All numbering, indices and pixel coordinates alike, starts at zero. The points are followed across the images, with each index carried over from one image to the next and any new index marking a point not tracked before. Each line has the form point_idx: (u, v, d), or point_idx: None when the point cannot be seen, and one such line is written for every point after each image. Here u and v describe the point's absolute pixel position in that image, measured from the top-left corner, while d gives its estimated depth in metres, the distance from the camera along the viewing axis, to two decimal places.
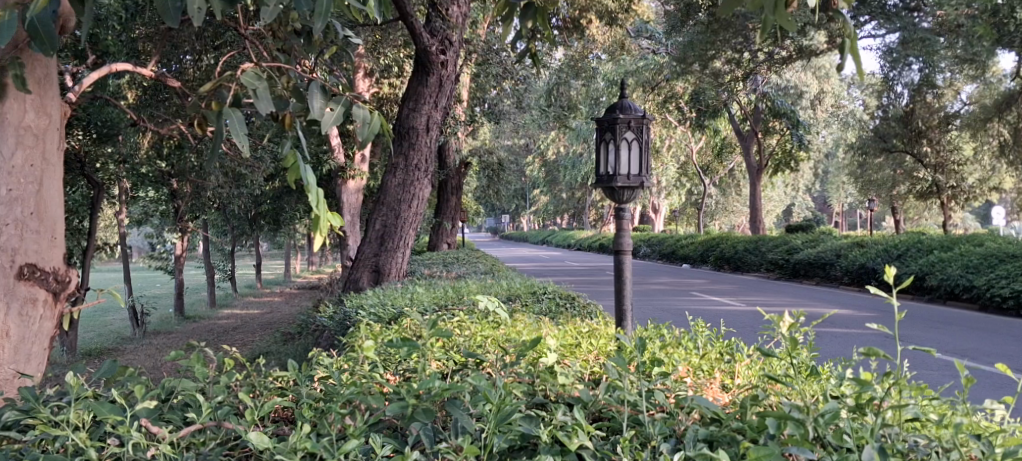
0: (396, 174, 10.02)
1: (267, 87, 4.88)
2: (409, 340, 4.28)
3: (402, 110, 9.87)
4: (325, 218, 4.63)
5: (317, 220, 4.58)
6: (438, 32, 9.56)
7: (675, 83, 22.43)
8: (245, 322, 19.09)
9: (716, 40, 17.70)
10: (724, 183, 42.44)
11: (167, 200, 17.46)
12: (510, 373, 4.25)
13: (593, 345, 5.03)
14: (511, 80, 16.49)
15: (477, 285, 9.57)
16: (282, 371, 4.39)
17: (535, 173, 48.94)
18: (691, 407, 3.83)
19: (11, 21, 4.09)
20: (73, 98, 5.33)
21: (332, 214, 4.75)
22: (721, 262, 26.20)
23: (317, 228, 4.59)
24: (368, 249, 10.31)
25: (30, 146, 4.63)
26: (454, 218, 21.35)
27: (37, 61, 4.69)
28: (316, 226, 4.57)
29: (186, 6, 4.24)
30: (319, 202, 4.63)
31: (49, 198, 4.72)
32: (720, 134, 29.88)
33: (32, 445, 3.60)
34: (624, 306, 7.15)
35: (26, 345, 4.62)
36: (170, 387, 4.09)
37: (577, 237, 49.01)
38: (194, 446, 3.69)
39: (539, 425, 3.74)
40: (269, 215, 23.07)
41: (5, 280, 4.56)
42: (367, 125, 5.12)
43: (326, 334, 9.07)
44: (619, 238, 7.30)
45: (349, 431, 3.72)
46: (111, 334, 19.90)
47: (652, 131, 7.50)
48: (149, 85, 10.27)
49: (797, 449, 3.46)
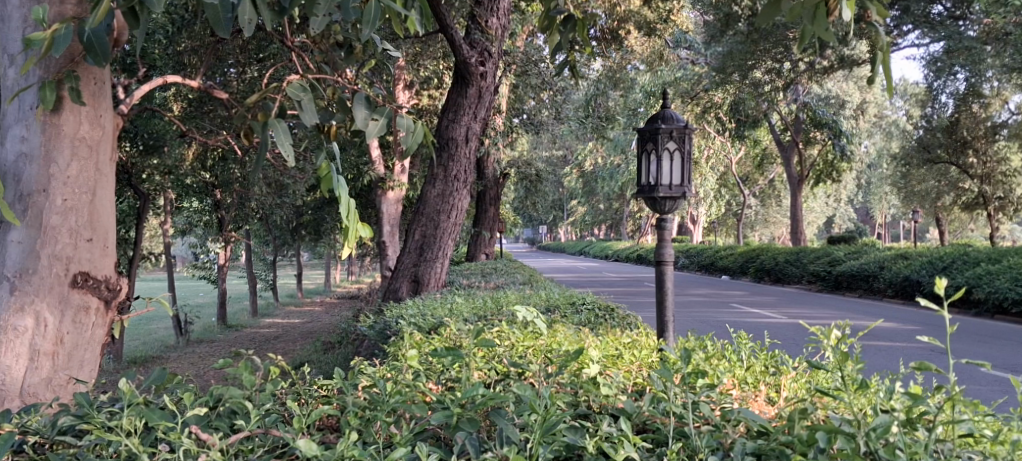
0: (435, 185, 10.08)
1: (313, 99, 4.93)
2: (453, 349, 4.34)
3: (442, 120, 9.88)
4: (355, 229, 4.75)
5: (346, 230, 4.70)
6: (477, 44, 9.55)
7: (714, 94, 22.34)
8: (286, 331, 19.25)
9: (756, 49, 17.61)
10: (764, 194, 42.11)
11: (210, 210, 17.68)
12: (554, 383, 4.27)
13: (635, 356, 5.03)
14: (550, 91, 16.54)
15: (515, 295, 9.59)
16: (327, 380, 4.45)
17: (573, 184, 48.97)
18: (737, 420, 3.84)
19: (67, 34, 4.19)
20: (125, 112, 5.43)
21: (360, 223, 4.86)
22: (761, 274, 25.98)
23: (347, 238, 4.72)
24: (408, 260, 10.41)
25: (84, 157, 4.71)
26: (493, 228, 21.38)
27: (90, 73, 4.77)
28: (345, 237, 4.69)
29: (236, 17, 4.29)
30: (350, 212, 4.74)
31: (101, 208, 4.82)
32: (760, 144, 29.66)
33: (86, 450, 3.64)
34: (664, 317, 7.15)
35: (80, 352, 4.71)
36: (218, 394, 4.12)
37: (615, 248, 48.88)
38: (243, 454, 3.72)
39: (586, 435, 3.77)
40: (310, 226, 23.28)
41: (60, 288, 4.63)
42: (411, 135, 5.18)
43: (367, 343, 9.14)
44: (660, 249, 7.27)
45: (395, 440, 3.77)
46: (154, 342, 20.19)
47: (695, 142, 7.44)
48: (194, 98, 10.43)
49: None
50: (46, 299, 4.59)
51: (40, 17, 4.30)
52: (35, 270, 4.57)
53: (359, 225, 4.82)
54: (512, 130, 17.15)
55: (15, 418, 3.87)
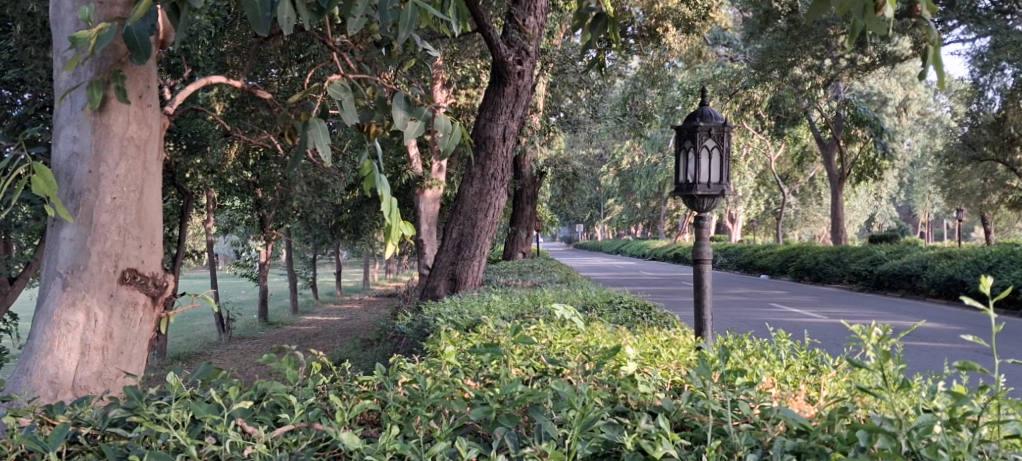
0: (473, 184, 10.14)
1: (354, 99, 5.01)
2: (491, 346, 4.39)
3: (480, 120, 9.93)
4: (397, 228, 4.82)
5: (389, 229, 4.78)
6: (515, 43, 9.60)
7: (754, 92, 22.18)
8: (326, 328, 19.44)
9: (796, 47, 17.43)
10: (804, 193, 41.73)
11: (252, 209, 17.89)
12: (592, 380, 4.31)
13: (674, 354, 5.04)
14: (587, 89, 16.52)
15: (551, 294, 9.63)
16: (367, 375, 4.52)
17: (610, 182, 48.85)
18: (777, 419, 3.84)
19: (111, 33, 4.27)
20: (173, 112, 5.54)
21: (402, 221, 4.93)
22: (801, 273, 25.76)
23: (389, 237, 4.79)
24: (445, 258, 10.51)
25: (132, 156, 4.82)
26: (530, 227, 21.41)
27: (138, 74, 4.88)
28: (388, 235, 4.76)
29: (275, 17, 4.36)
30: (392, 211, 4.80)
31: (149, 206, 4.92)
32: (801, 142, 29.40)
33: (136, 442, 3.73)
34: (702, 316, 7.16)
35: (128, 347, 4.82)
36: (262, 390, 4.20)
37: (651, 246, 48.70)
38: (286, 446, 3.79)
39: (623, 433, 3.80)
40: (349, 225, 23.45)
41: (109, 284, 4.74)
42: (449, 135, 5.23)
43: (405, 341, 9.22)
44: (698, 247, 7.26)
45: (435, 434, 3.82)
46: (197, 339, 20.47)
47: (733, 140, 7.42)
48: (236, 97, 10.58)
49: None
50: (95, 294, 4.70)
51: (90, 17, 4.39)
52: (86, 266, 4.69)
53: (401, 225, 4.89)
54: (549, 129, 17.15)
55: (68, 409, 3.96)
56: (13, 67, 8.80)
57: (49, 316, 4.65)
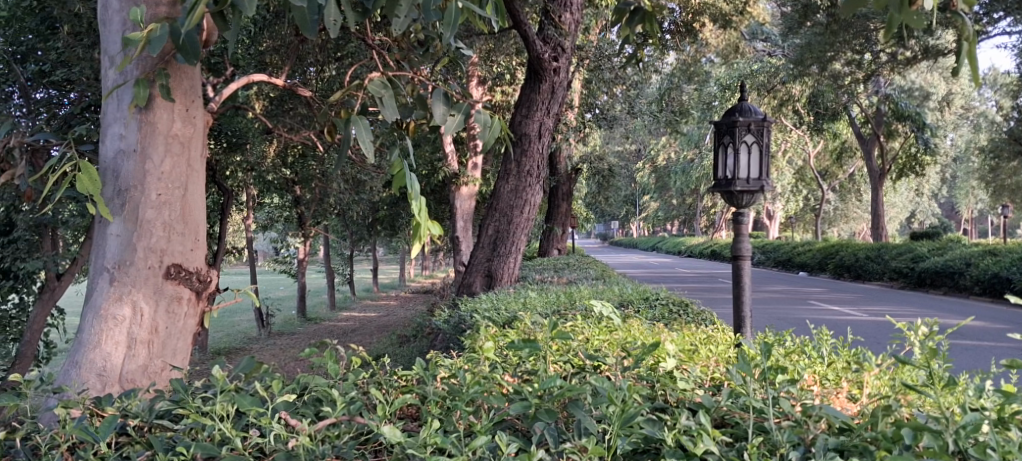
0: (508, 180, 10.16)
1: (393, 96, 5.04)
2: (530, 342, 4.42)
3: (516, 116, 9.95)
4: (427, 226, 4.85)
5: (417, 227, 4.81)
6: (551, 39, 9.63)
7: (792, 87, 21.98)
8: (363, 324, 19.59)
9: (835, 41, 17.24)
10: (844, 190, 41.29)
11: (290, 206, 18.05)
12: (631, 376, 4.31)
13: (712, 351, 5.01)
14: (624, 85, 16.46)
15: (588, 290, 9.62)
16: (407, 370, 4.55)
17: (646, 179, 48.63)
18: (820, 416, 3.82)
19: (161, 32, 4.34)
20: (216, 110, 5.62)
21: (433, 220, 4.96)
22: (840, 270, 25.52)
23: (417, 235, 4.79)
24: (481, 254, 10.52)
25: (177, 154, 4.89)
26: (565, 223, 21.39)
27: (183, 72, 4.96)
28: (416, 234, 4.78)
29: (322, 18, 4.42)
30: (421, 209, 4.84)
31: (193, 203, 4.99)
32: (840, 138, 29.09)
33: (183, 434, 3.80)
34: (741, 313, 7.12)
35: (173, 341, 4.90)
36: (305, 383, 4.26)
37: (688, 243, 48.44)
38: (329, 439, 3.83)
39: (663, 429, 3.80)
40: (386, 221, 23.60)
41: (154, 279, 4.81)
42: (489, 129, 5.25)
43: (442, 337, 9.27)
44: (737, 243, 7.21)
45: (476, 428, 3.85)
46: (238, 334, 20.74)
47: (773, 135, 7.38)
48: (275, 95, 10.68)
49: None
50: (141, 289, 4.78)
51: (139, 19, 4.46)
52: (132, 261, 4.77)
53: (429, 223, 4.90)
54: (585, 126, 17.11)
55: (116, 401, 4.04)
56: (60, 68, 8.96)
57: (97, 310, 4.74)
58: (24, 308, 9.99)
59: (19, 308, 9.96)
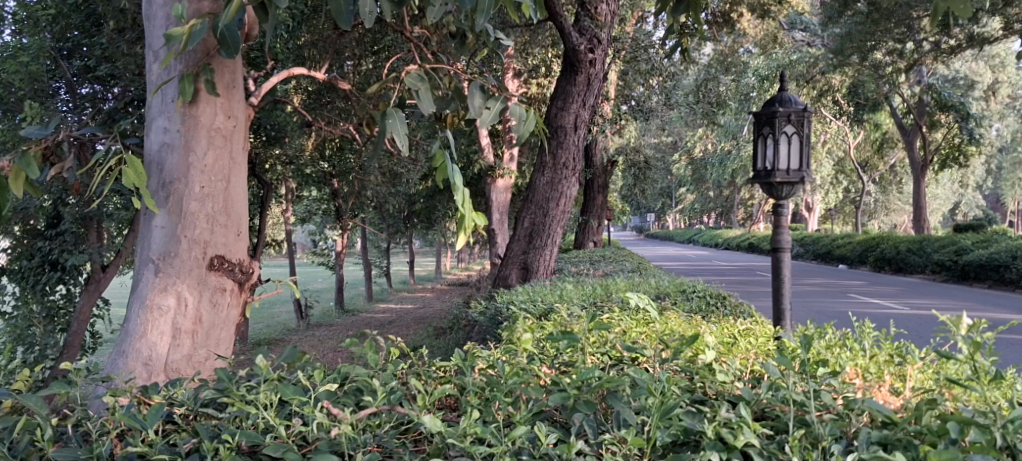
0: (544, 173, 10.16)
1: (430, 88, 5.08)
2: (568, 333, 4.42)
3: (551, 109, 9.96)
4: (470, 218, 4.89)
5: (461, 219, 4.87)
6: (586, 31, 9.56)
7: (832, 77, 21.68)
8: (400, 316, 19.69)
9: (877, 30, 16.98)
10: (885, 182, 40.73)
11: (328, 199, 18.17)
12: (669, 368, 4.31)
13: (752, 344, 4.98)
14: (660, 77, 16.35)
15: (625, 282, 9.61)
16: (445, 361, 4.58)
17: (683, 171, 48.30)
18: (861, 410, 3.82)
19: (202, 29, 4.39)
20: (258, 103, 5.68)
21: (477, 212, 5.01)
22: (881, 263, 25.21)
23: (462, 227, 4.87)
24: (517, 247, 10.52)
25: (220, 146, 4.95)
26: (601, 216, 21.33)
27: (225, 67, 5.01)
28: (461, 225, 4.85)
29: (360, 10, 4.47)
30: (465, 201, 4.90)
31: (236, 195, 5.06)
32: (881, 129, 28.68)
33: (227, 422, 3.86)
34: (781, 305, 7.09)
35: (216, 331, 4.97)
36: (346, 372, 4.31)
37: (725, 235, 48.06)
38: (370, 428, 3.87)
39: (704, 421, 3.79)
40: (423, 214, 23.67)
41: (198, 270, 4.89)
42: (523, 123, 5.29)
43: (478, 329, 9.30)
44: (777, 235, 7.15)
45: (515, 419, 3.87)
46: (277, 326, 20.93)
47: (814, 125, 7.32)
48: (313, 89, 10.76)
49: (982, 457, 3.49)
50: (186, 280, 4.86)
51: (182, 14, 4.51)
52: (177, 253, 4.85)
53: (474, 215, 4.99)
54: (621, 118, 17.00)
55: (162, 390, 4.11)
56: (104, 63, 9.09)
57: (143, 300, 4.82)
58: (71, 299, 10.21)
59: (66, 298, 10.16)
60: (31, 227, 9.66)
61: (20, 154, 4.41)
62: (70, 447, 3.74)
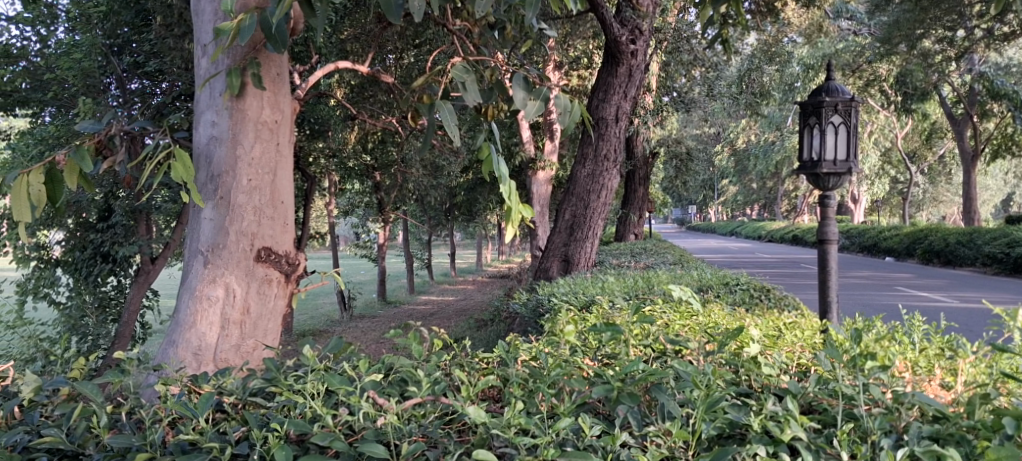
0: (585, 165, 10.13)
1: (476, 80, 5.09)
2: (611, 325, 4.41)
3: (593, 100, 9.91)
4: (517, 210, 4.91)
5: (508, 212, 4.88)
6: (629, 21, 9.52)
7: (879, 65, 21.36)
8: (441, 308, 19.78)
9: (926, 18, 16.71)
10: (934, 172, 40.05)
11: (371, 192, 18.30)
12: (714, 361, 4.28)
13: (798, 337, 4.93)
14: (703, 67, 16.23)
15: (667, 275, 9.56)
16: (487, 353, 4.60)
17: (726, 162, 47.92)
18: (912, 403, 3.78)
19: (251, 23, 4.43)
20: (303, 96, 5.72)
21: (523, 204, 5.02)
22: (929, 255, 24.82)
23: (509, 219, 4.88)
24: (558, 239, 10.52)
25: (266, 139, 5.00)
26: (642, 208, 21.26)
27: (271, 60, 5.07)
28: (508, 218, 4.86)
29: (407, 4, 4.49)
30: (511, 194, 4.91)
31: (282, 187, 5.10)
32: (930, 119, 28.21)
33: (276, 411, 3.91)
34: (828, 298, 7.00)
35: (264, 322, 5.03)
36: (390, 363, 4.34)
37: (769, 227, 47.59)
38: (415, 418, 3.91)
39: (749, 414, 3.78)
40: (464, 206, 23.78)
41: (246, 262, 4.95)
42: (568, 114, 5.31)
43: (520, 320, 9.31)
44: (823, 226, 7.06)
45: (560, 410, 3.88)
46: (321, 316, 21.15)
47: (861, 115, 7.23)
48: (356, 83, 10.83)
49: None
50: (234, 271, 4.93)
51: (229, 10, 4.57)
52: (225, 245, 4.91)
53: (521, 207, 5.00)
54: (663, 109, 16.91)
55: (212, 379, 4.18)
56: (153, 58, 9.32)
57: (192, 291, 4.89)
58: (122, 290, 10.38)
59: (118, 290, 10.32)
60: (84, 220, 9.81)
61: (74, 148, 4.50)
62: (124, 434, 3.82)
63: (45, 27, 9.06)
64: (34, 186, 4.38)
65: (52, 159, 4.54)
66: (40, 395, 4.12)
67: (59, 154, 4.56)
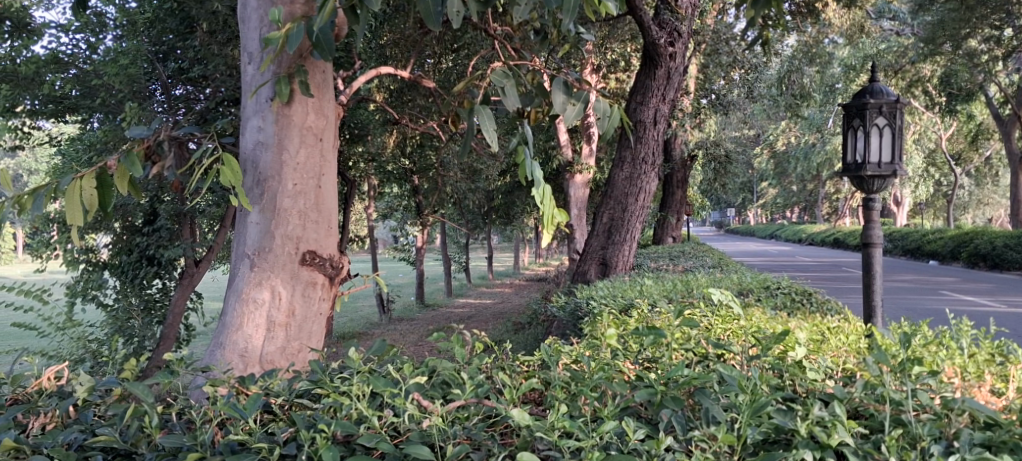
0: (623, 168, 10.09)
1: (516, 85, 5.11)
2: (654, 329, 4.40)
3: (631, 103, 9.88)
4: (551, 214, 4.91)
5: (543, 216, 4.89)
6: (667, 24, 9.51)
7: (922, 66, 21.12)
8: (479, 311, 19.82)
9: (971, 17, 16.50)
10: (979, 175, 39.48)
11: (409, 195, 18.38)
12: (758, 365, 4.25)
13: (843, 341, 4.87)
14: (743, 69, 16.11)
15: (706, 278, 9.52)
16: (529, 356, 4.60)
17: (766, 165, 47.55)
18: (962, 410, 3.75)
19: (297, 31, 4.48)
20: (346, 101, 5.77)
21: (558, 209, 5.03)
22: (975, 259, 24.45)
23: (543, 224, 4.89)
24: (596, 242, 10.49)
25: (311, 145, 5.06)
26: (680, 211, 21.20)
27: (316, 67, 5.11)
28: (542, 221, 4.87)
29: (448, 11, 4.52)
30: (545, 198, 4.92)
31: (327, 193, 5.16)
32: (975, 120, 27.81)
33: (322, 412, 3.95)
34: (872, 302, 6.93)
35: (308, 323, 5.07)
36: (433, 366, 4.35)
37: (809, 230, 47.11)
38: (459, 421, 3.92)
39: (795, 419, 3.76)
40: (502, 209, 23.82)
41: (291, 265, 5.00)
42: (607, 118, 5.32)
43: (558, 323, 9.28)
44: (867, 230, 6.97)
45: (603, 414, 3.87)
46: (361, 319, 21.28)
47: (906, 117, 7.15)
48: (395, 88, 10.90)
49: None
50: (279, 275, 4.98)
51: (276, 18, 4.62)
52: (270, 248, 4.97)
53: (555, 211, 5.00)
54: (702, 111, 16.84)
55: (259, 380, 4.23)
56: (197, 65, 9.37)
57: (239, 294, 4.96)
58: (167, 293, 10.46)
59: (162, 292, 10.44)
60: (130, 224, 10.00)
61: (125, 153, 4.58)
62: (174, 435, 3.87)
63: (93, 35, 9.24)
64: (86, 191, 4.46)
65: (103, 164, 4.63)
66: (93, 395, 4.20)
67: (110, 160, 4.65)
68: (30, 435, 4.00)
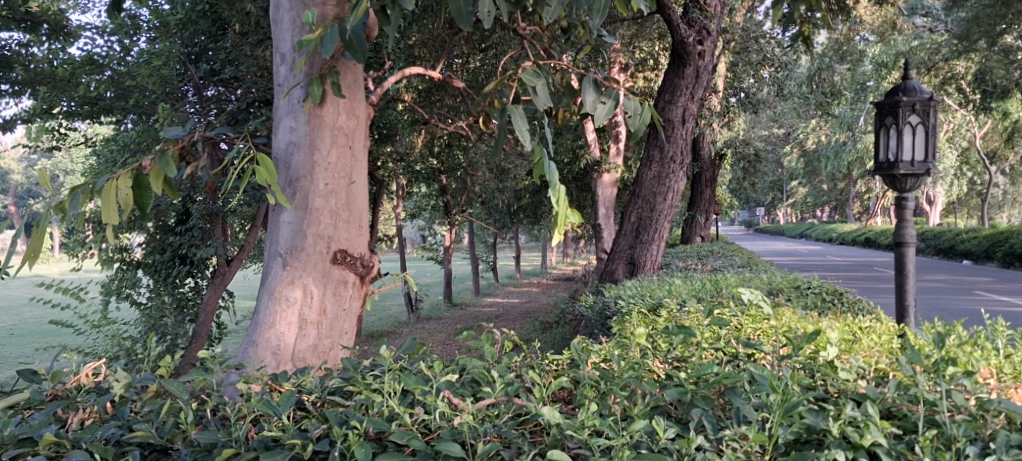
0: (651, 167, 10.06)
1: (546, 84, 5.11)
2: (684, 328, 4.38)
3: (659, 102, 9.84)
4: (564, 215, 4.93)
5: (555, 216, 4.90)
6: (695, 22, 9.46)
7: (955, 63, 20.87)
8: (507, 310, 19.83)
9: (1006, 13, 16.27)
10: (1014, 173, 38.93)
11: (438, 195, 18.42)
12: (790, 364, 4.22)
13: (875, 341, 4.83)
14: (772, 67, 15.99)
15: (736, 278, 9.47)
16: (558, 355, 4.60)
17: (795, 164, 47.19)
18: (998, 411, 3.75)
19: (330, 33, 4.51)
20: (375, 101, 5.80)
21: (569, 210, 5.04)
22: (1009, 258, 24.13)
23: (555, 224, 4.91)
24: (624, 241, 10.48)
25: (343, 145, 5.09)
26: (709, 210, 21.10)
27: (348, 67, 5.15)
28: (555, 222, 4.88)
29: (478, 11, 4.54)
30: (558, 199, 4.95)
31: (358, 192, 5.19)
32: (1010, 118, 27.41)
33: (354, 410, 3.98)
34: (905, 302, 6.87)
35: (340, 321, 5.11)
36: (462, 364, 4.36)
37: (840, 229, 46.67)
38: (490, 418, 3.94)
39: (827, 419, 3.75)
40: (530, 208, 23.76)
41: (322, 263, 5.04)
42: (637, 115, 5.35)
43: (587, 322, 9.27)
44: (900, 229, 6.91)
45: (633, 412, 3.87)
46: (389, 318, 21.35)
47: (940, 115, 7.09)
48: (424, 87, 10.94)
49: None
50: (311, 273, 5.02)
51: (309, 20, 4.66)
52: (302, 247, 5.01)
53: (568, 212, 5.02)
54: (730, 109, 16.74)
55: (292, 378, 4.27)
56: (228, 66, 9.41)
57: (271, 292, 5.00)
58: (199, 292, 10.55)
59: (195, 291, 10.54)
60: (162, 223, 10.09)
61: (160, 154, 4.63)
62: (209, 431, 3.91)
63: (127, 37, 9.40)
64: (121, 190, 4.51)
65: (139, 164, 4.68)
66: (130, 392, 4.26)
67: (146, 160, 4.70)
68: (68, 430, 4.04)
